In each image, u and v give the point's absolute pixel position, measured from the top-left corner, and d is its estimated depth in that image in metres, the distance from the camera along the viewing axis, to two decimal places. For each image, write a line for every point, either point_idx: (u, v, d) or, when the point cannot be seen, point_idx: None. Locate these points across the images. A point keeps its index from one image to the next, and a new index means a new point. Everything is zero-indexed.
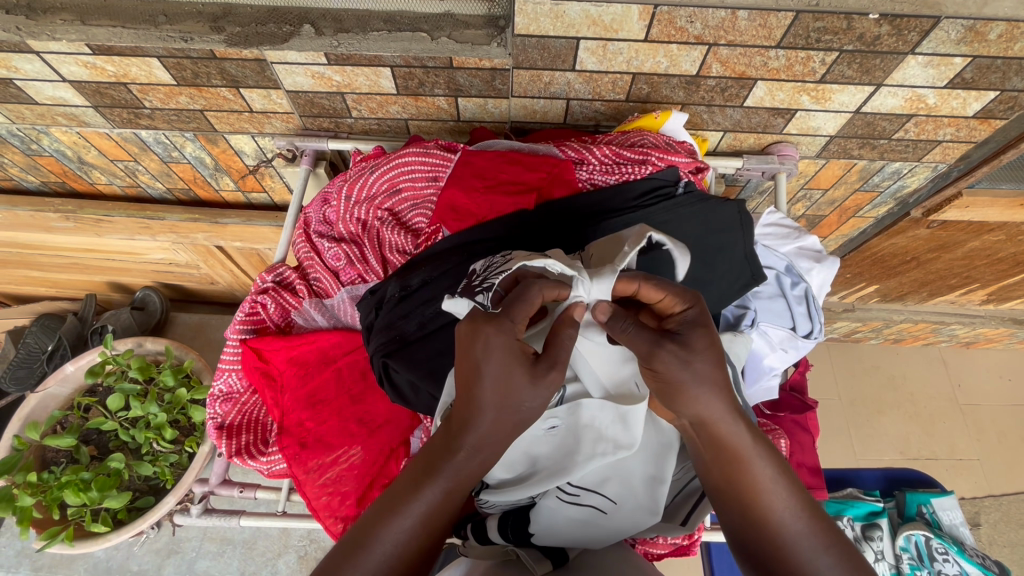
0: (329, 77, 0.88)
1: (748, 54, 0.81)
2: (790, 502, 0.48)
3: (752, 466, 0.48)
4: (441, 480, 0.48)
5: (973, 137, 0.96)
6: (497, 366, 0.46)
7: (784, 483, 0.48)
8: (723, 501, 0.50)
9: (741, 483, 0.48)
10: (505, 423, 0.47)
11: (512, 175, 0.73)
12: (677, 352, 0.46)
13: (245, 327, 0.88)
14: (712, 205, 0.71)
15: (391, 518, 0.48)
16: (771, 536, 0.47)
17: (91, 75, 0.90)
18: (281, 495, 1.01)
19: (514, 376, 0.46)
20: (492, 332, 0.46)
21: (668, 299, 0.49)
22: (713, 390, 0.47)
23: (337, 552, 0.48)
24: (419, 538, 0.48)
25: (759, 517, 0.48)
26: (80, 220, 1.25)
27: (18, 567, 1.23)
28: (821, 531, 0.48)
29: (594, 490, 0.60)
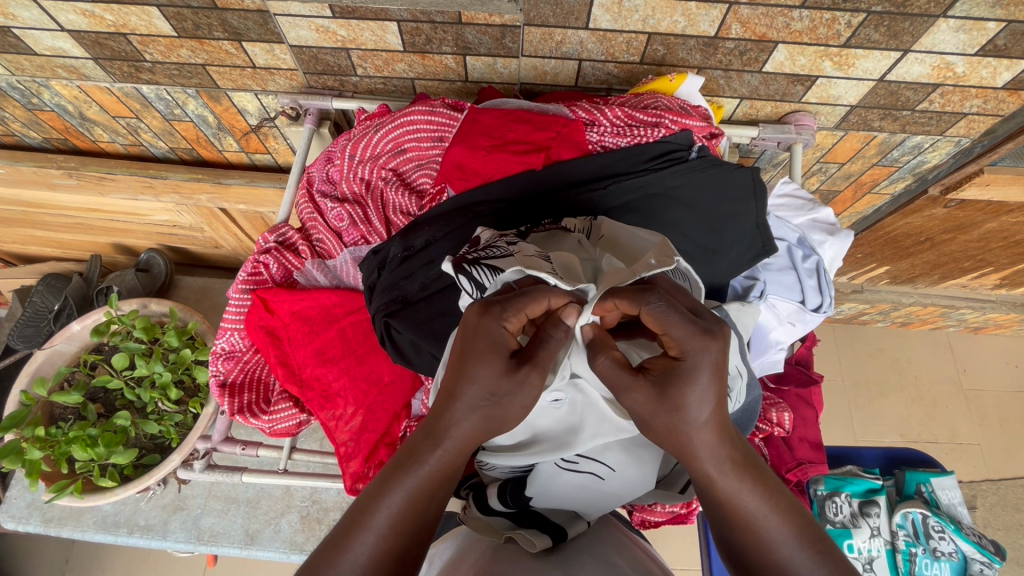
0: (333, 32, 0.85)
1: (770, 15, 0.77)
2: (782, 528, 0.48)
3: (737, 497, 0.48)
4: (414, 476, 0.47)
5: (1001, 109, 0.92)
6: (475, 357, 0.46)
7: (775, 509, 0.48)
8: (715, 521, 0.51)
9: (727, 511, 0.49)
10: (482, 424, 0.47)
11: (521, 133, 0.71)
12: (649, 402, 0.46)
13: (248, 286, 0.87)
14: (726, 170, 0.68)
15: (363, 522, 0.46)
16: (759, 556, 0.48)
17: (90, 25, 0.88)
18: (283, 454, 1.02)
19: (484, 364, 0.45)
20: (486, 320, 0.46)
21: (667, 337, 0.45)
22: (698, 430, 0.46)
23: (317, 554, 0.46)
24: (395, 539, 0.46)
25: (746, 540, 0.49)
26: (83, 178, 1.24)
27: (29, 519, 1.26)
28: (814, 556, 0.47)
29: (593, 460, 0.59)
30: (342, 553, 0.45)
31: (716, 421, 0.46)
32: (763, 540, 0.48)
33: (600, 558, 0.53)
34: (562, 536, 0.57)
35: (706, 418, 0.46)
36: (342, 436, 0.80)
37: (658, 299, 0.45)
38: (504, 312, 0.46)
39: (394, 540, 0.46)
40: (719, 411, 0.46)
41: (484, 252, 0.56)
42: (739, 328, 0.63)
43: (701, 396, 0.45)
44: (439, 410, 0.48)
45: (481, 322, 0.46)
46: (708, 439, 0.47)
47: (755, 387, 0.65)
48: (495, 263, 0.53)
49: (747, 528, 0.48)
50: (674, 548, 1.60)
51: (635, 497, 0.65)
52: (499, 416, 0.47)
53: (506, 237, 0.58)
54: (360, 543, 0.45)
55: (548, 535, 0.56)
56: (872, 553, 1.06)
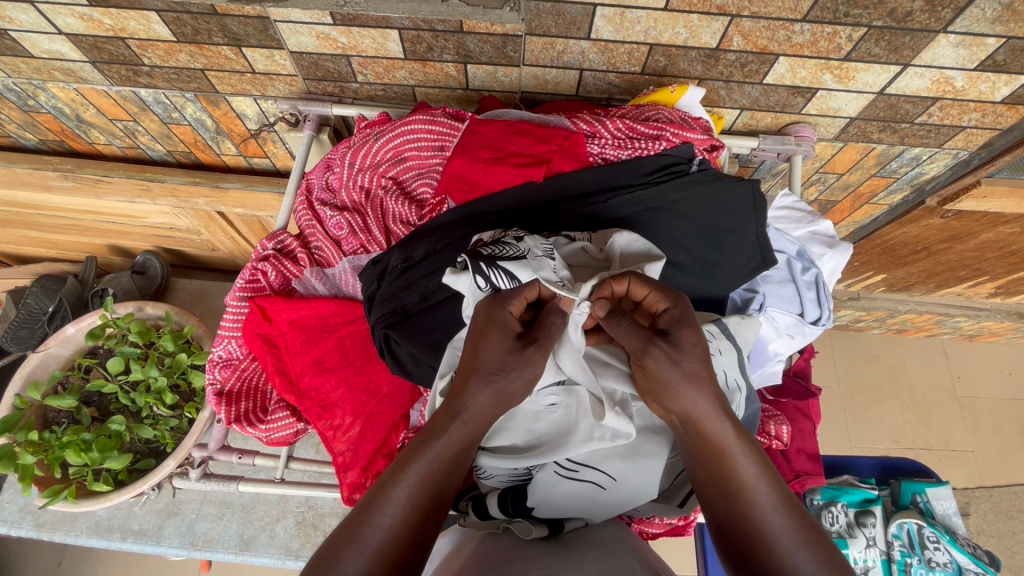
0: (334, 38, 0.85)
1: (771, 28, 0.77)
2: (772, 497, 0.50)
3: (735, 463, 0.50)
4: (431, 451, 0.50)
5: (999, 123, 0.93)
6: (488, 334, 0.51)
7: (767, 478, 0.51)
8: (707, 495, 0.52)
9: (724, 477, 0.51)
10: (495, 400, 0.50)
11: (522, 146, 0.70)
12: (665, 354, 0.49)
13: (245, 294, 0.86)
14: (726, 184, 0.68)
15: (383, 495, 0.48)
16: (751, 528, 0.49)
17: (88, 29, 0.87)
18: (280, 461, 1.01)
19: (494, 340, 0.50)
20: (489, 307, 0.52)
21: (651, 297, 0.53)
22: (702, 394, 0.50)
23: (337, 533, 0.47)
24: (415, 512, 0.48)
25: (739, 511, 0.50)
26: (78, 180, 1.23)
27: (21, 523, 1.25)
28: (801, 530, 0.49)
29: (592, 469, 0.59)
30: (364, 527, 0.47)
31: (713, 383, 0.50)
32: (756, 509, 0.50)
33: (600, 553, 0.53)
34: (559, 527, 0.59)
35: (705, 376, 0.50)
36: (339, 446, 0.79)
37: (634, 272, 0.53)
38: (506, 299, 0.52)
39: (415, 515, 0.48)
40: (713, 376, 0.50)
41: (495, 248, 0.56)
42: (737, 343, 0.63)
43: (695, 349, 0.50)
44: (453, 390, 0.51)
45: (490, 306, 0.52)
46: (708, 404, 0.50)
47: (754, 400, 0.65)
48: (509, 265, 0.54)
49: (742, 496, 0.50)
50: (669, 553, 1.60)
51: (636, 505, 0.64)
52: (511, 392, 0.51)
53: (512, 232, 0.59)
54: (381, 516, 0.47)
55: (546, 526, 0.59)
56: (868, 563, 1.06)
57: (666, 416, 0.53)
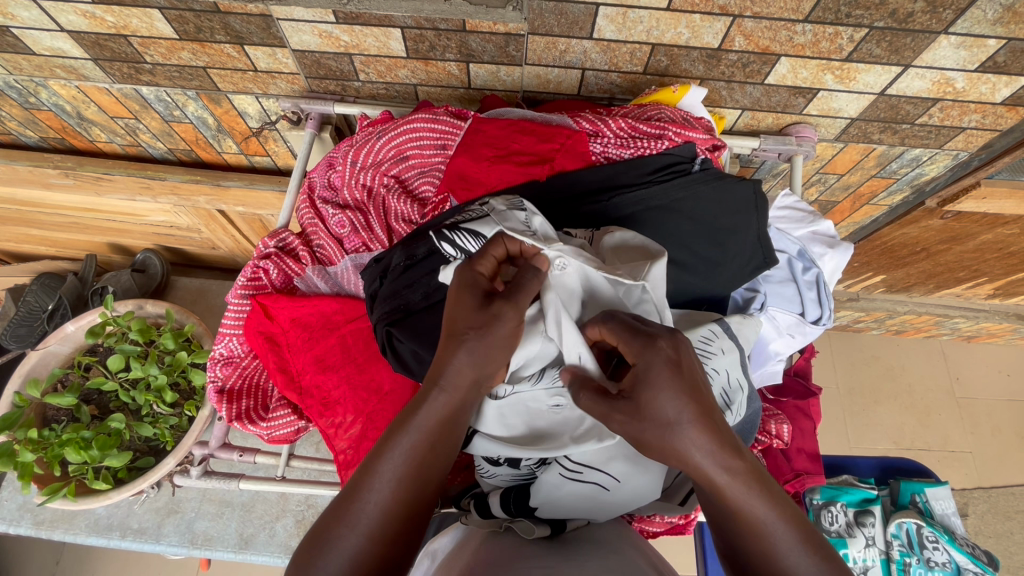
0: (337, 37, 0.85)
1: (774, 28, 0.77)
2: (791, 536, 0.44)
3: (738, 503, 0.44)
4: (413, 423, 0.49)
5: (999, 124, 0.93)
6: (458, 297, 0.50)
7: (780, 514, 0.44)
8: (716, 524, 0.48)
9: (730, 514, 0.45)
10: (473, 361, 0.48)
11: (525, 144, 0.71)
12: (627, 419, 0.45)
13: (247, 292, 0.86)
14: (728, 184, 0.68)
15: (370, 474, 0.48)
16: (763, 565, 0.45)
17: (90, 26, 0.87)
18: (281, 460, 1.01)
19: (464, 302, 0.49)
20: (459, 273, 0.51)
21: (624, 350, 0.47)
22: (691, 436, 0.43)
23: (328, 514, 0.48)
24: (404, 483, 0.48)
25: (752, 546, 0.45)
26: (79, 178, 1.23)
27: (20, 521, 1.25)
28: (822, 567, 0.43)
29: (595, 469, 0.58)
30: (353, 505, 0.47)
31: (707, 424, 0.43)
32: (770, 551, 0.44)
33: (603, 551, 0.53)
34: (561, 527, 0.59)
35: (692, 422, 0.43)
36: (341, 445, 0.77)
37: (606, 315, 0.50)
38: (475, 261, 0.52)
39: (404, 487, 0.48)
40: (705, 413, 0.43)
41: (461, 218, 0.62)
42: (739, 342, 0.64)
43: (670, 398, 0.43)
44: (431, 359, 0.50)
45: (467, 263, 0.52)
46: (702, 446, 0.43)
47: (754, 400, 0.65)
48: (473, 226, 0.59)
49: (752, 533, 0.45)
50: (668, 553, 1.60)
51: (641, 505, 0.63)
52: (495, 352, 0.49)
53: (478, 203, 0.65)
54: (369, 492, 0.47)
55: (547, 525, 0.58)
56: (867, 562, 1.06)
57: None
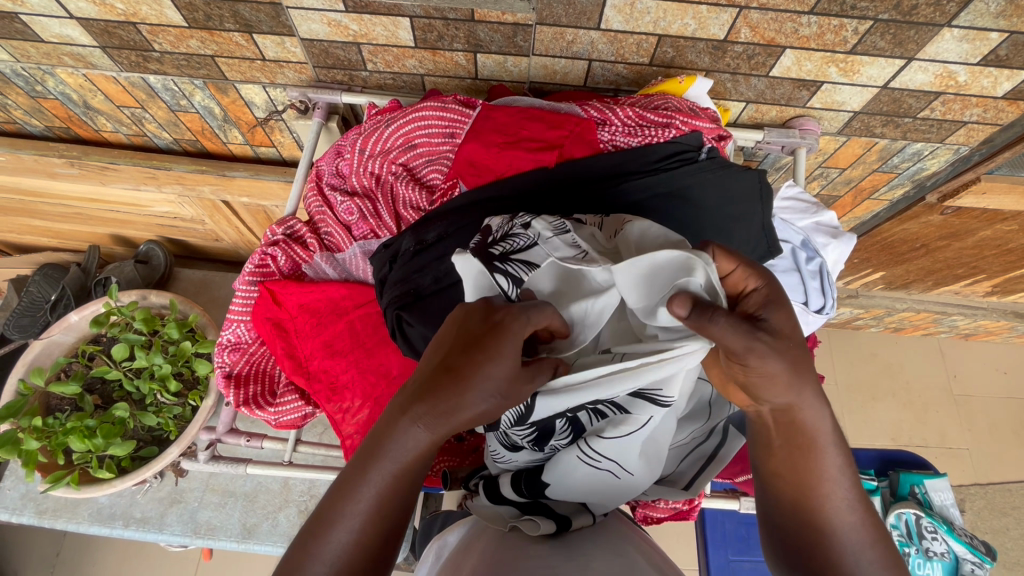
0: (345, 26, 0.86)
1: (779, 20, 0.78)
2: (848, 492, 0.51)
3: (823, 454, 0.50)
4: (387, 462, 0.46)
5: (999, 119, 0.94)
6: (495, 353, 0.44)
7: (849, 473, 0.51)
8: (778, 482, 0.52)
9: (811, 468, 0.50)
10: (470, 420, 0.46)
11: (534, 131, 0.72)
12: (766, 344, 0.44)
13: (255, 278, 0.87)
14: (734, 173, 0.70)
15: (343, 507, 0.45)
16: (820, 519, 0.50)
17: (100, 13, 0.88)
18: (286, 447, 1.01)
19: (497, 365, 0.44)
20: (507, 327, 0.45)
21: (735, 278, 0.47)
22: (803, 386, 0.47)
23: (293, 550, 0.45)
24: (373, 527, 0.46)
25: (817, 500, 0.50)
26: (84, 167, 1.23)
27: (23, 510, 1.25)
28: (868, 526, 0.51)
29: (614, 459, 0.57)
30: (321, 544, 0.44)
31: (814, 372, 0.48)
32: (834, 504, 0.50)
33: (616, 550, 0.52)
34: (566, 525, 0.56)
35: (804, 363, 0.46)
36: (348, 430, 0.77)
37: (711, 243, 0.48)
38: (530, 322, 0.46)
39: (374, 528, 0.46)
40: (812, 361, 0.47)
41: (505, 244, 0.55)
42: None
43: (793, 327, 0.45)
44: (423, 398, 0.45)
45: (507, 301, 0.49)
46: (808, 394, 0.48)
47: None
48: (524, 256, 0.53)
49: (821, 488, 0.50)
50: (668, 547, 1.61)
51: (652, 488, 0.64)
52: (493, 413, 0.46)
53: (517, 220, 0.58)
54: (339, 533, 0.45)
55: (553, 520, 0.56)
56: None
57: (753, 406, 0.50)
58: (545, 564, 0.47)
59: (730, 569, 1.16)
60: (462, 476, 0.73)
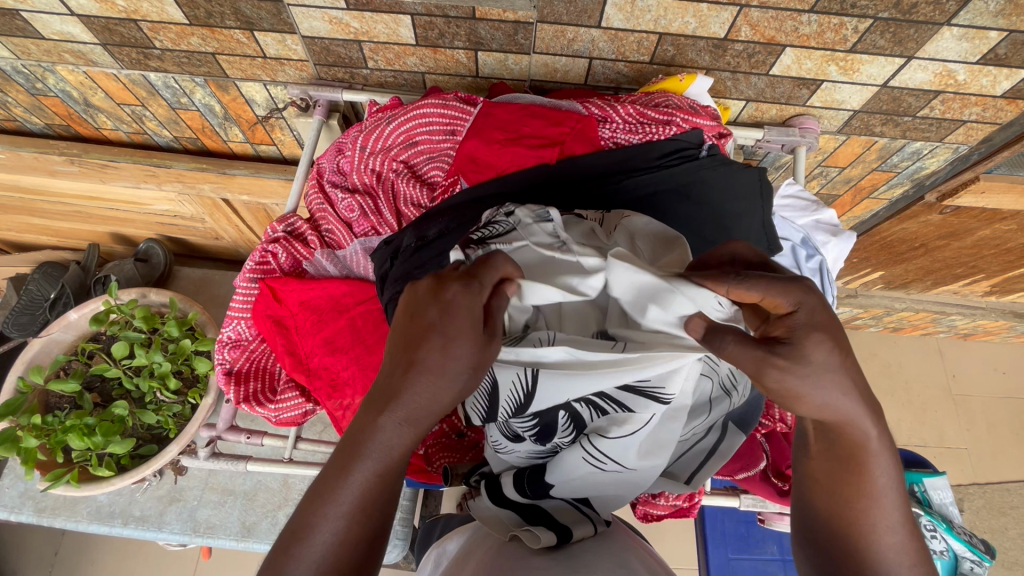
0: (347, 23, 0.86)
1: (779, 18, 0.79)
2: (896, 510, 0.49)
3: (871, 469, 0.48)
4: (370, 461, 0.44)
5: (998, 118, 0.95)
6: (454, 330, 0.45)
7: (898, 490, 0.49)
8: (816, 488, 0.52)
9: (856, 481, 0.49)
10: (446, 400, 0.45)
11: (535, 128, 0.72)
12: (790, 372, 0.44)
13: (256, 275, 0.87)
14: (735, 170, 0.70)
15: (326, 509, 0.44)
16: (857, 531, 0.50)
17: (100, 10, 0.88)
18: (286, 445, 1.01)
19: (462, 348, 0.44)
20: (461, 299, 0.46)
21: (768, 300, 0.45)
22: (853, 401, 0.46)
23: (274, 552, 0.43)
24: (356, 524, 0.44)
25: (857, 513, 0.49)
26: (84, 165, 1.23)
27: (22, 508, 1.25)
28: (912, 546, 0.49)
29: (618, 459, 0.57)
30: (304, 544, 0.43)
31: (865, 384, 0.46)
32: (876, 519, 0.49)
33: (612, 556, 0.49)
34: (568, 535, 0.53)
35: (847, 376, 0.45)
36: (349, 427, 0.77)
37: (735, 273, 0.46)
38: (483, 290, 0.46)
39: (359, 527, 0.44)
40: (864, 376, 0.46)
41: (487, 230, 0.58)
42: None
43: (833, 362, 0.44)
44: (394, 385, 0.45)
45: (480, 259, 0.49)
46: (859, 409, 0.46)
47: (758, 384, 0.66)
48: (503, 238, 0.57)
49: (863, 502, 0.49)
50: (668, 547, 1.61)
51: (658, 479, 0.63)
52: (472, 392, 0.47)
53: (502, 211, 0.62)
54: (321, 532, 0.43)
55: (553, 532, 0.53)
56: None
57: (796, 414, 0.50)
58: (547, 561, 0.48)
59: (730, 568, 1.16)
60: (463, 472, 0.74)
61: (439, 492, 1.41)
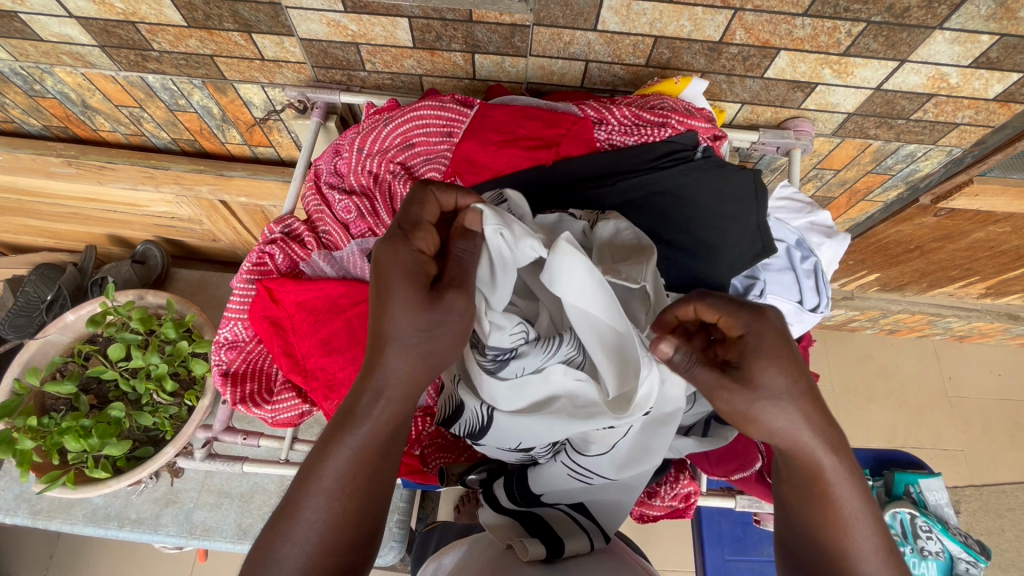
0: (344, 26, 0.86)
1: (773, 22, 0.79)
2: (866, 520, 0.51)
3: (832, 481, 0.51)
4: (352, 434, 0.48)
5: (991, 121, 0.95)
6: (395, 288, 0.49)
7: (863, 500, 0.51)
8: (788, 509, 0.54)
9: (822, 495, 0.51)
10: (418, 361, 0.49)
11: (531, 130, 0.72)
12: (753, 395, 0.48)
13: (252, 276, 0.87)
14: (728, 172, 0.69)
15: (310, 486, 0.47)
16: (834, 548, 0.51)
17: (99, 13, 0.88)
18: (283, 446, 1.01)
19: (404, 299, 0.48)
20: (396, 257, 0.50)
21: (726, 320, 0.51)
22: (801, 420, 0.49)
23: (267, 532, 0.47)
24: (342, 496, 0.47)
25: (828, 527, 0.51)
26: (82, 167, 1.23)
27: (17, 511, 1.25)
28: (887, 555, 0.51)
29: (601, 473, 0.61)
30: (295, 525, 0.46)
31: (813, 402, 0.50)
32: (848, 531, 0.51)
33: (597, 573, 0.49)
34: (558, 552, 0.53)
35: (798, 397, 0.49)
36: None
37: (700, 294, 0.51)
38: (412, 244, 0.51)
39: (344, 500, 0.47)
40: (810, 393, 0.49)
41: None
42: None
43: (790, 381, 0.48)
44: (371, 358, 0.50)
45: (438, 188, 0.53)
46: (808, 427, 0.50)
47: None
48: None
49: (832, 516, 0.51)
50: (665, 548, 1.61)
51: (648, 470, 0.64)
52: (437, 352, 0.49)
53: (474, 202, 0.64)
54: (310, 510, 0.46)
55: (543, 543, 0.54)
56: None
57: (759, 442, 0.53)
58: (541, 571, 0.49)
59: (727, 569, 1.16)
60: (459, 472, 0.75)
61: (436, 494, 1.41)
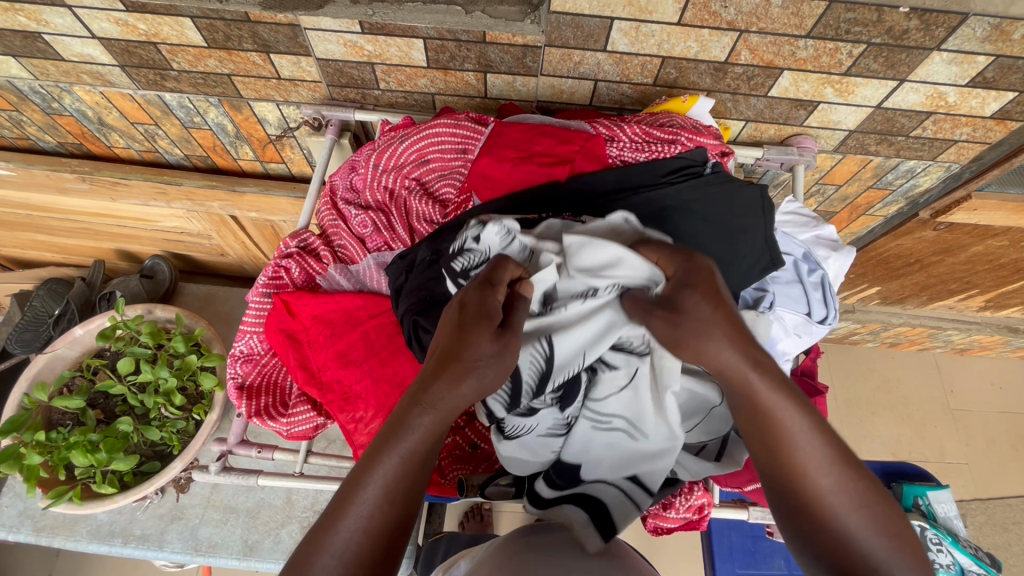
0: (361, 46, 0.89)
1: (777, 43, 0.82)
2: (822, 450, 0.49)
3: (775, 411, 0.50)
4: (403, 443, 0.47)
5: (988, 138, 0.98)
6: (471, 317, 0.50)
7: (815, 429, 0.49)
8: (753, 450, 0.53)
9: (769, 427, 0.50)
10: (478, 387, 0.50)
11: (545, 147, 0.74)
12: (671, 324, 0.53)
13: (268, 290, 0.88)
14: (736, 187, 0.71)
15: (355, 495, 0.46)
16: (796, 485, 0.49)
17: (122, 33, 0.91)
18: (296, 458, 1.02)
19: (478, 330, 0.49)
20: (476, 294, 0.53)
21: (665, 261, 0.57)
22: (727, 348, 0.50)
23: (302, 546, 0.45)
24: (385, 511, 0.46)
25: (786, 464, 0.50)
26: (95, 182, 1.25)
27: (20, 527, 1.23)
28: (854, 488, 0.48)
29: (629, 418, 0.62)
30: (331, 534, 0.44)
31: (733, 328, 0.50)
32: (804, 465, 0.49)
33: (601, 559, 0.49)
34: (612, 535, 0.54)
35: (718, 322, 0.50)
36: (361, 439, 0.78)
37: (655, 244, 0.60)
38: (494, 288, 0.53)
39: (384, 516, 0.46)
40: (730, 317, 0.51)
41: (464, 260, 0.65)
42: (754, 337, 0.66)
43: (711, 307, 0.51)
44: (430, 375, 0.49)
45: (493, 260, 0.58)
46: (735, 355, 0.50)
47: None
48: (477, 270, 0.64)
49: (785, 450, 0.49)
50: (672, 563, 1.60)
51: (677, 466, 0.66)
52: (494, 381, 0.50)
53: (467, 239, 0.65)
54: (351, 520, 0.45)
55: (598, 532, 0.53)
56: None
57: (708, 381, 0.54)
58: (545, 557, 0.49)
59: None
60: (478, 483, 0.74)
61: (443, 508, 1.40)
